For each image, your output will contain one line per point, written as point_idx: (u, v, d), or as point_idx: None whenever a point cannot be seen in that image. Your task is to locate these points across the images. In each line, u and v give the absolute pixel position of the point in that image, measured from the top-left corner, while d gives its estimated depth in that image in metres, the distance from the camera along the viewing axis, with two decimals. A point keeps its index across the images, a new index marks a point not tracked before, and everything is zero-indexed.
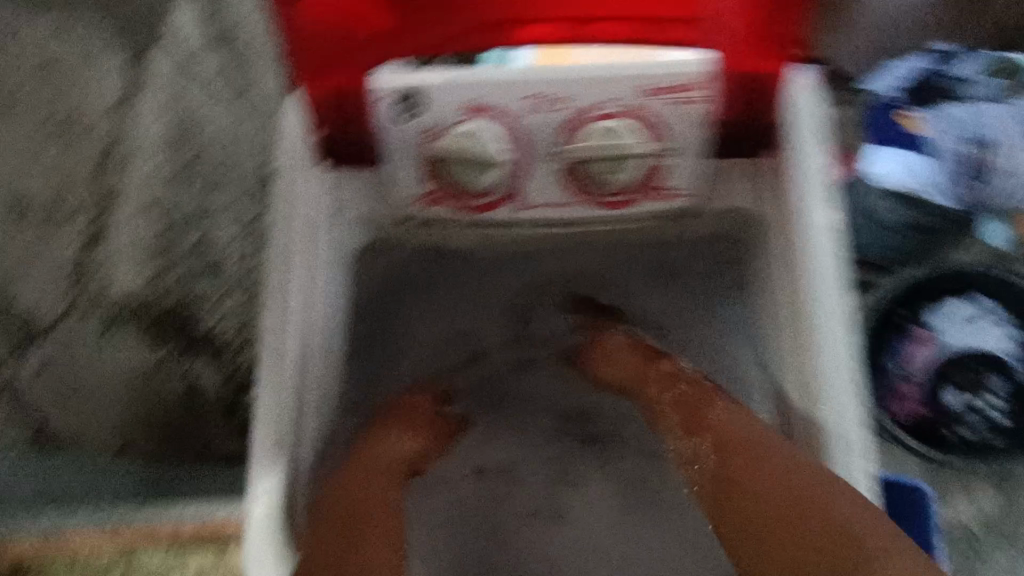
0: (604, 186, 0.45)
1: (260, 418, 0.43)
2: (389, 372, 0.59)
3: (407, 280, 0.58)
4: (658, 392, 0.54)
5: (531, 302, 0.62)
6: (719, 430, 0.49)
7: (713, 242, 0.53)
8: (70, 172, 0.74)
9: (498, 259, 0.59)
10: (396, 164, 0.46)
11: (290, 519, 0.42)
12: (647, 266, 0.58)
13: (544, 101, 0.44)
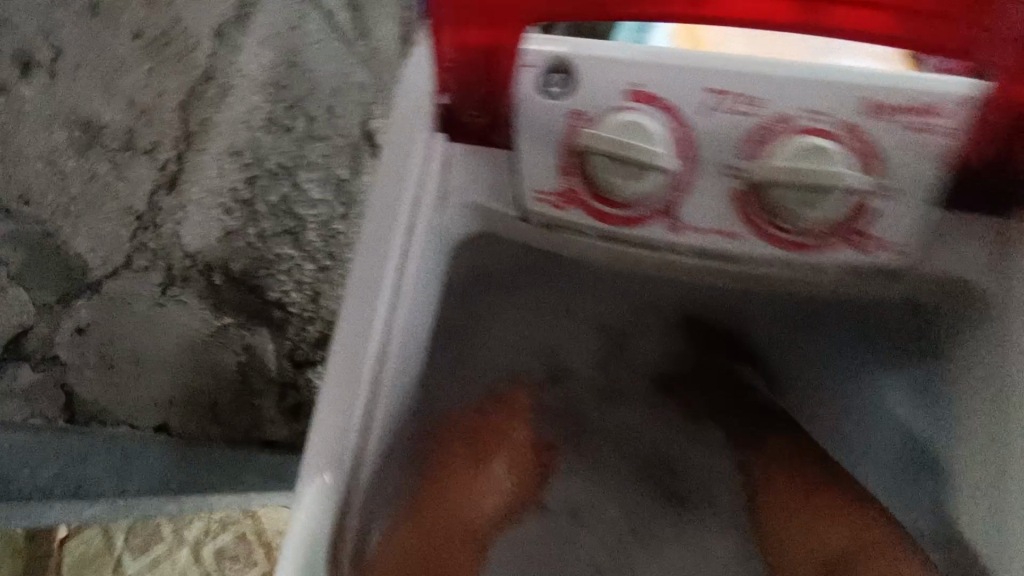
0: (791, 221, 0.36)
1: (324, 418, 0.35)
2: (458, 388, 0.47)
3: (497, 278, 0.47)
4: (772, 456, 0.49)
5: (628, 327, 0.52)
6: (811, 486, 0.46)
7: (877, 306, 0.42)
8: (150, 94, 0.63)
9: (621, 283, 0.48)
10: (532, 147, 0.38)
11: (332, 554, 0.33)
12: (797, 322, 0.48)
13: (733, 99, 0.35)
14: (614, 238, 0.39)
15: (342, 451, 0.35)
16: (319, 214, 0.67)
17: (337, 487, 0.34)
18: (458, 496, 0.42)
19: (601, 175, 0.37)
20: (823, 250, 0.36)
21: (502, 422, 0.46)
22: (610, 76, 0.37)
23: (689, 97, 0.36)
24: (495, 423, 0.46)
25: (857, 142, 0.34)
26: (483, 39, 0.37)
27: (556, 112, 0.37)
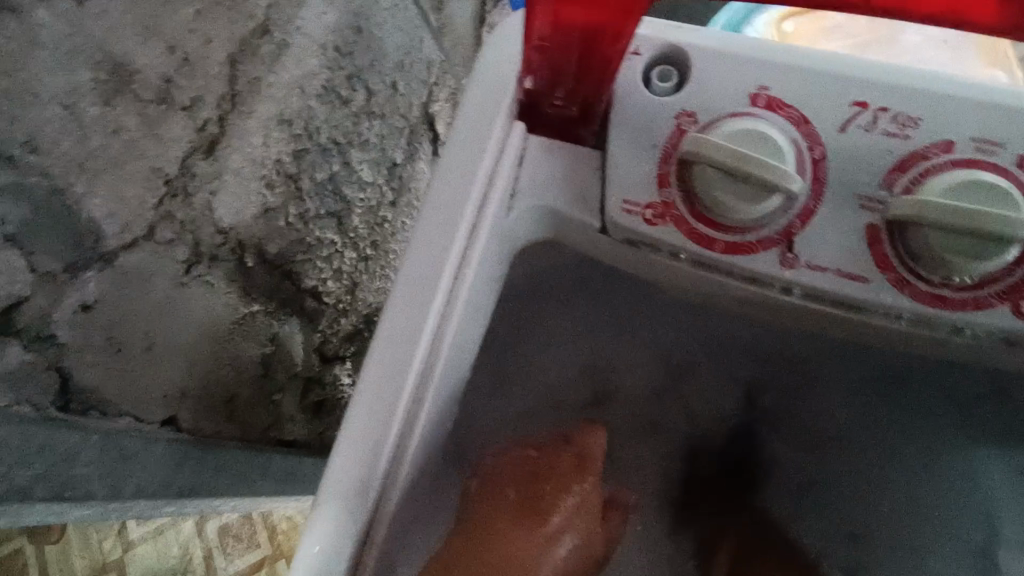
0: (940, 271, 0.29)
1: (352, 437, 0.30)
2: (489, 408, 0.40)
3: (552, 284, 0.39)
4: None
5: (697, 351, 0.40)
6: None
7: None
8: None
9: (744, 310, 0.36)
10: (625, 147, 0.33)
11: None
12: (932, 404, 0.37)
13: (882, 117, 0.30)
14: (705, 265, 0.33)
15: (369, 478, 0.30)
16: (368, 196, 0.50)
17: (353, 524, 0.29)
18: (502, 567, 0.32)
19: (706, 190, 0.30)
20: (973, 308, 0.30)
21: (569, 472, 0.36)
22: (729, 78, 0.31)
23: (828, 112, 0.30)
24: (558, 473, 0.35)
25: None
26: (585, 18, 0.31)
27: (663, 110, 0.32)
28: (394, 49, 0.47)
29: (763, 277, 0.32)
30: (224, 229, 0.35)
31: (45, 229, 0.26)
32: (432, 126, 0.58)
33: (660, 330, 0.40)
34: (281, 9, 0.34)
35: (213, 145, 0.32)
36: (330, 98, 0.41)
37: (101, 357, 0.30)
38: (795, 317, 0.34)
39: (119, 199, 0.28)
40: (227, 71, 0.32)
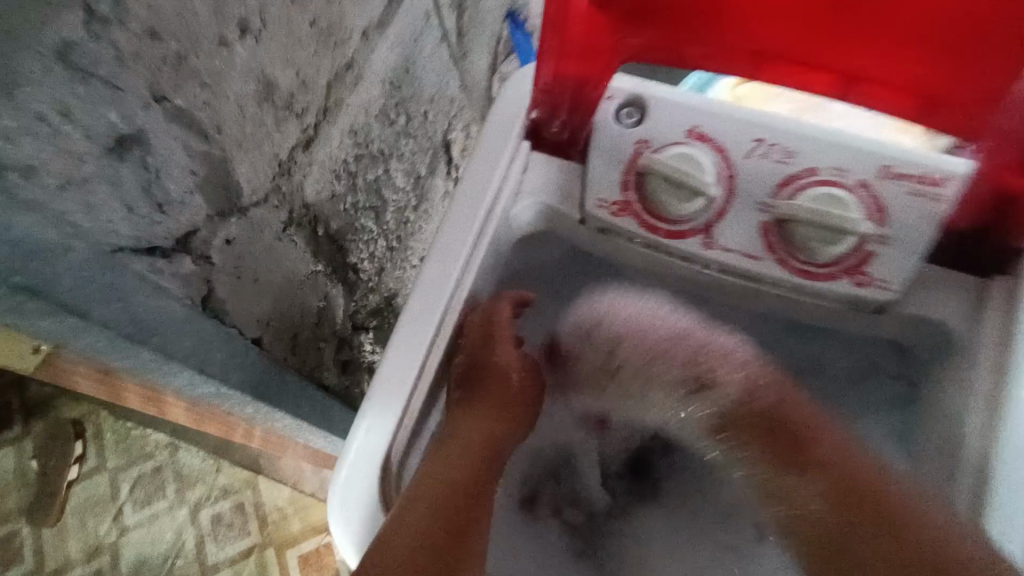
0: (809, 255, 0.43)
1: (392, 353, 0.43)
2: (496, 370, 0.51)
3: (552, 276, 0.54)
4: (796, 455, 0.45)
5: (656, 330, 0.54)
6: (842, 469, 0.43)
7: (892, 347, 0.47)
8: None
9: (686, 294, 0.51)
10: (601, 160, 0.46)
11: (382, 473, 0.41)
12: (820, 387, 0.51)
13: (774, 149, 0.44)
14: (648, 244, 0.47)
15: (405, 379, 0.42)
16: (398, 198, 0.63)
17: (389, 419, 0.41)
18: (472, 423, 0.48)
19: (665, 202, 0.45)
20: (829, 281, 0.44)
21: (478, 337, 0.47)
22: (674, 118, 0.45)
23: (738, 144, 0.44)
24: (474, 340, 0.47)
25: (873, 196, 0.42)
26: (577, 70, 0.45)
27: (628, 139, 0.45)
28: (428, 87, 0.61)
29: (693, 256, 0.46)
30: (308, 205, 0.47)
31: (213, 180, 0.37)
32: (448, 150, 0.71)
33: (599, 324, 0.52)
34: (362, 52, 0.47)
35: (309, 143, 0.45)
36: (382, 120, 0.54)
37: (229, 280, 0.40)
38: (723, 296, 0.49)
39: (253, 172, 0.40)
40: (325, 91, 0.45)
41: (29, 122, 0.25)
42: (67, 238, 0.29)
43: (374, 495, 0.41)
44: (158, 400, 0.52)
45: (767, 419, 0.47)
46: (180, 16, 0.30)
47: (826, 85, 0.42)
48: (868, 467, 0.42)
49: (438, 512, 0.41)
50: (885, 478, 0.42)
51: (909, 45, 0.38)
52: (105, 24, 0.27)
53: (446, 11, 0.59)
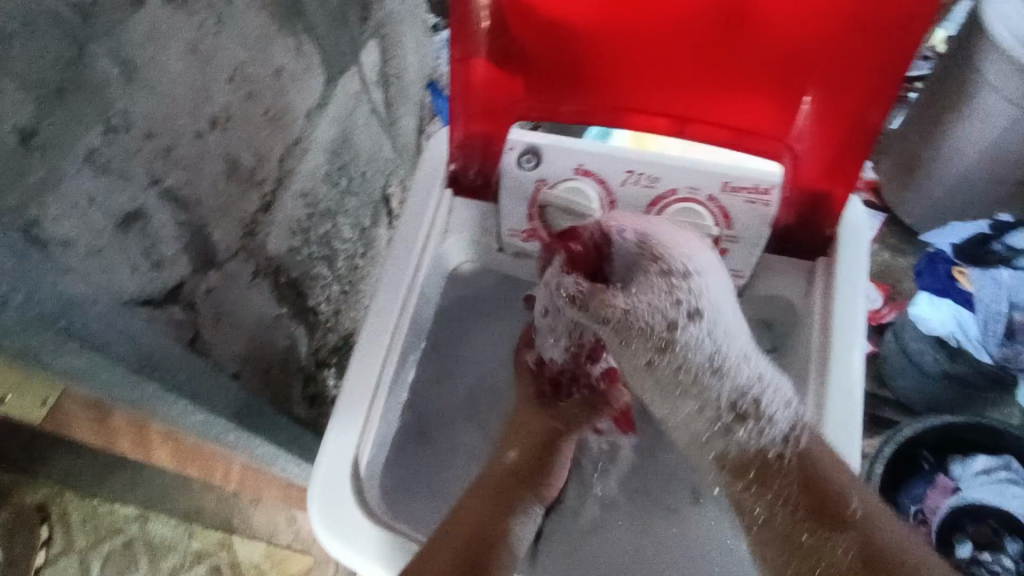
0: None
1: (355, 369, 0.52)
2: (446, 386, 0.60)
3: (481, 302, 0.63)
4: (857, 537, 0.48)
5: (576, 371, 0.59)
6: (866, 532, 0.48)
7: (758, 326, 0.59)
8: None
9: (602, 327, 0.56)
10: (509, 200, 0.58)
11: (356, 481, 0.50)
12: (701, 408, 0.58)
13: (642, 177, 0.55)
14: (640, 283, 0.50)
15: (368, 387, 0.52)
16: (347, 247, 0.73)
17: (355, 425, 0.51)
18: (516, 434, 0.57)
19: (683, 247, 0.50)
20: None
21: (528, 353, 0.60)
22: (562, 160, 0.56)
23: (614, 175, 0.56)
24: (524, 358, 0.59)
25: (718, 206, 0.55)
26: (482, 129, 0.57)
27: (528, 180, 0.57)
28: (365, 150, 0.71)
29: (695, 309, 0.48)
30: (270, 257, 0.57)
31: (196, 242, 0.46)
32: (388, 203, 0.81)
33: (622, 298, 0.49)
34: (307, 130, 0.58)
35: (268, 207, 0.55)
36: (327, 182, 0.64)
37: (211, 323, 0.49)
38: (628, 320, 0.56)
39: (226, 233, 0.49)
40: (279, 164, 0.54)
41: (68, 208, 0.35)
42: (92, 292, 0.38)
43: (356, 506, 0.49)
44: (148, 438, 0.58)
45: (839, 502, 0.48)
46: (167, 118, 0.40)
47: (668, 124, 0.56)
48: (872, 529, 0.48)
49: (474, 520, 0.50)
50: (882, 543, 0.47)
51: (720, 88, 0.53)
52: (116, 131, 0.37)
53: (374, 88, 0.70)
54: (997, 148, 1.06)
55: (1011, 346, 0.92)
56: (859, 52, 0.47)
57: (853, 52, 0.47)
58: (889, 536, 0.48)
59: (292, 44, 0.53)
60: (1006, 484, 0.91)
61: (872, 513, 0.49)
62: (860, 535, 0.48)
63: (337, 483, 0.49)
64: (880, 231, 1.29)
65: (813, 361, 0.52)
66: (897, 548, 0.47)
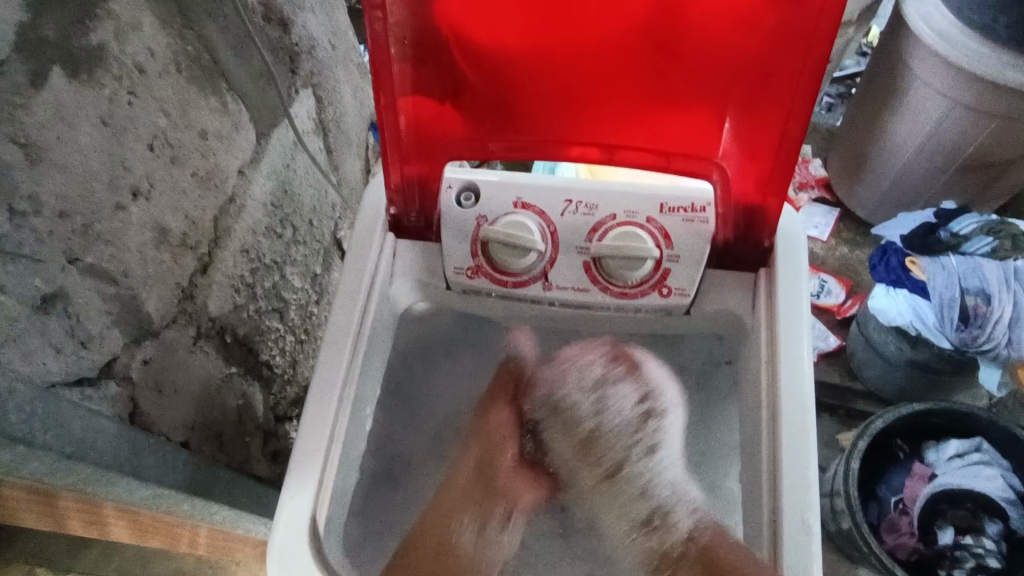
0: (623, 280, 0.56)
1: (305, 425, 0.50)
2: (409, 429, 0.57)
3: (436, 342, 0.61)
4: None
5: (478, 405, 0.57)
6: None
7: (714, 341, 0.59)
8: None
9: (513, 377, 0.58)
10: (452, 237, 0.57)
11: (315, 540, 0.46)
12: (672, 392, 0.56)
13: (579, 206, 0.56)
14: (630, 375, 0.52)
15: (322, 441, 0.50)
16: (299, 297, 0.71)
17: (311, 483, 0.48)
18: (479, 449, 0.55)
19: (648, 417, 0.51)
20: (643, 296, 0.56)
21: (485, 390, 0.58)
22: (499, 196, 0.57)
23: (553, 205, 0.56)
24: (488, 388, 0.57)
25: (657, 227, 0.55)
26: (418, 169, 0.58)
27: (468, 217, 0.57)
28: (309, 198, 0.71)
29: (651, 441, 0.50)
30: (212, 318, 0.56)
31: (127, 313, 0.45)
32: (340, 247, 0.80)
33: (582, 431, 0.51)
34: (240, 186, 0.57)
35: (205, 269, 0.54)
36: (270, 235, 0.63)
37: (149, 393, 0.48)
38: (597, 325, 0.59)
39: (160, 301, 0.48)
40: (212, 225, 0.54)
41: None
42: (11, 381, 0.37)
43: (312, 564, 0.45)
44: (100, 518, 0.55)
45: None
46: (82, 196, 0.40)
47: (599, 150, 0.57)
48: None
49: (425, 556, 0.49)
50: None
51: (645, 109, 0.54)
52: (25, 216, 0.36)
53: (312, 137, 0.69)
54: (933, 139, 1.10)
55: (968, 331, 0.93)
56: (769, 61, 0.48)
57: (765, 58, 0.48)
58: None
59: (216, 104, 0.53)
60: (978, 466, 0.91)
61: None
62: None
63: (289, 541, 0.46)
64: (837, 226, 1.31)
65: (765, 375, 0.52)
66: None
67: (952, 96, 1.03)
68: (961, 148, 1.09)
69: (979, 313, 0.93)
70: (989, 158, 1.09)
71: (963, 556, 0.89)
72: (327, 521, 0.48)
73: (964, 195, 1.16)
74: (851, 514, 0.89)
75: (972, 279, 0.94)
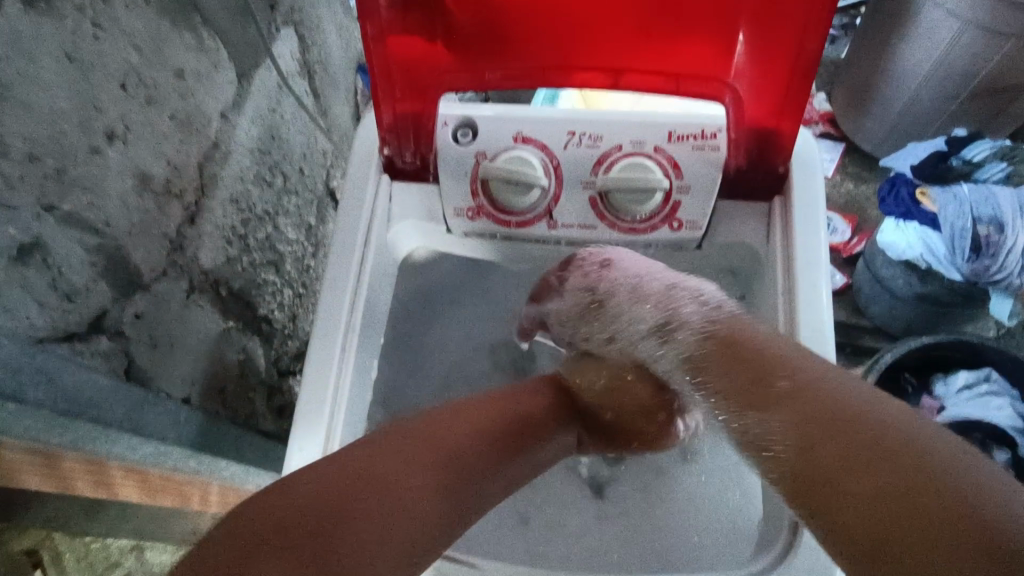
0: (632, 214, 0.53)
1: (309, 375, 0.48)
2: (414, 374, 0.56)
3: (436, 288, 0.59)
4: (823, 428, 0.37)
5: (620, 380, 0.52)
6: (815, 405, 0.38)
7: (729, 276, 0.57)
8: None
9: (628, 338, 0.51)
10: (450, 177, 0.55)
11: None
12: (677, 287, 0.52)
13: (583, 137, 0.53)
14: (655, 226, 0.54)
15: (325, 391, 0.48)
16: (295, 249, 0.69)
17: (317, 434, 0.47)
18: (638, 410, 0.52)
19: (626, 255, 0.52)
20: (652, 231, 0.54)
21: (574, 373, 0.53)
22: (499, 131, 0.54)
23: (555, 138, 0.53)
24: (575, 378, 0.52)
25: (666, 156, 0.52)
26: (410, 106, 0.55)
27: (467, 155, 0.54)
28: (298, 145, 0.67)
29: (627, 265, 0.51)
30: (206, 271, 0.54)
31: (114, 267, 0.43)
32: (334, 197, 0.77)
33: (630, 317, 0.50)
34: (225, 131, 0.54)
35: (193, 219, 0.51)
36: (260, 183, 0.60)
37: (144, 349, 0.47)
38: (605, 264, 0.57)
39: (148, 254, 0.46)
40: (198, 172, 0.51)
41: None
42: None
43: None
44: None
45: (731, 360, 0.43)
46: (52, 138, 0.37)
47: (601, 77, 0.53)
48: (842, 395, 0.38)
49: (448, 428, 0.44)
50: (836, 421, 0.37)
51: (647, 31, 0.50)
52: None
53: (297, 79, 0.66)
54: (944, 63, 1.05)
55: (979, 261, 0.90)
56: None
57: None
58: (830, 392, 0.39)
59: (191, 40, 0.49)
60: (987, 397, 0.90)
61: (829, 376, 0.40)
62: (796, 397, 0.39)
63: None
64: (842, 162, 1.28)
65: (783, 309, 0.50)
66: (856, 410, 0.37)
67: (965, 17, 0.98)
68: (974, 72, 1.04)
69: (993, 242, 0.90)
70: (1000, 83, 1.05)
71: None
72: None
73: (973, 124, 1.13)
74: None
75: (985, 207, 0.91)
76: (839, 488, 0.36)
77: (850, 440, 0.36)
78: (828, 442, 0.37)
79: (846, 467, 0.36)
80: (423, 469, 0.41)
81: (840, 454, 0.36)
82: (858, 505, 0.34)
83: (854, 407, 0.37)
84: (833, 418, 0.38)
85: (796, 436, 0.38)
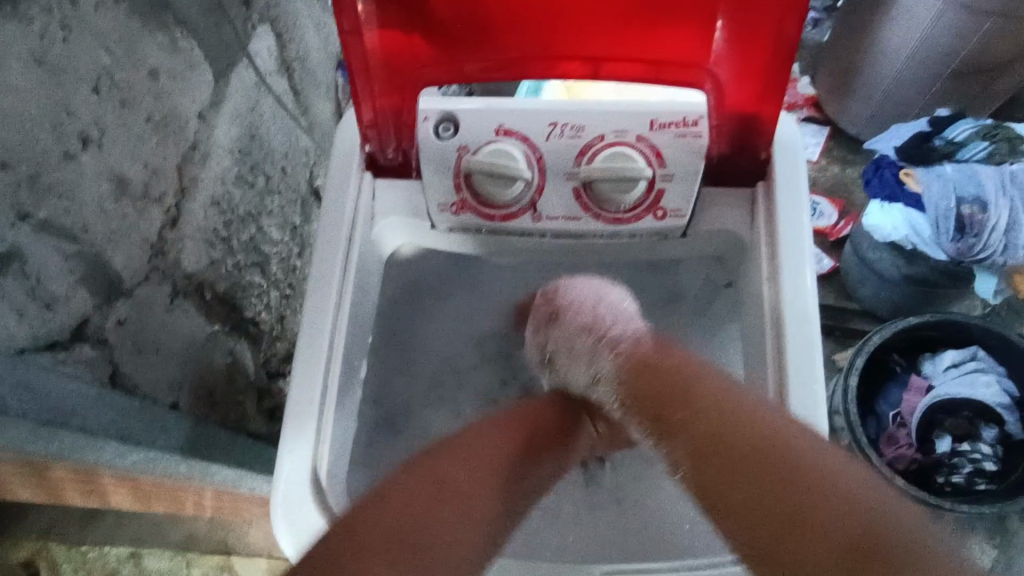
0: (616, 204, 0.53)
1: (296, 376, 0.48)
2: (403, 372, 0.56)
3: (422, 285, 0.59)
4: (719, 447, 0.39)
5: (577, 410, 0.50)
6: (713, 427, 0.40)
7: (715, 263, 0.57)
8: None
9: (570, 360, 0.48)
10: (433, 172, 0.54)
11: (317, 492, 0.45)
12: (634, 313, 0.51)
13: (566, 129, 0.53)
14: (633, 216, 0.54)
15: (312, 391, 0.47)
16: (280, 250, 0.68)
17: (307, 434, 0.46)
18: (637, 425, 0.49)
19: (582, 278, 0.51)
20: (637, 221, 0.54)
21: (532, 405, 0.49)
22: (481, 124, 0.53)
23: (537, 130, 0.53)
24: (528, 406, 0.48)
25: (649, 146, 0.52)
26: (391, 102, 0.54)
27: (449, 150, 0.54)
28: (278, 144, 0.67)
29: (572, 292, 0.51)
30: (189, 275, 0.53)
31: (94, 272, 0.43)
32: (318, 196, 0.77)
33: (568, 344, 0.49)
34: (203, 132, 0.53)
35: (174, 223, 0.51)
36: (241, 184, 0.60)
37: (129, 355, 0.47)
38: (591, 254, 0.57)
39: (129, 258, 0.46)
40: (177, 175, 0.50)
41: None
42: None
43: (319, 516, 0.44)
44: (98, 487, 0.53)
45: (633, 381, 0.44)
46: (24, 144, 0.37)
47: (582, 67, 0.53)
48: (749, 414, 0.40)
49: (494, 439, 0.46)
50: (740, 443, 0.39)
51: (627, 19, 0.50)
52: None
53: (276, 78, 0.65)
54: (925, 44, 1.05)
55: (963, 240, 0.92)
56: None
57: None
58: (731, 413, 0.40)
59: (164, 40, 0.48)
60: (974, 375, 0.91)
61: (735, 393, 0.42)
62: (691, 419, 0.41)
63: (287, 497, 0.45)
64: (827, 146, 1.28)
65: (768, 293, 0.50)
66: (761, 433, 0.39)
67: None
68: (955, 51, 1.05)
69: (975, 220, 0.91)
70: (981, 62, 1.06)
71: (961, 462, 0.90)
72: (328, 472, 0.47)
73: (955, 104, 1.14)
74: (850, 430, 0.89)
75: (968, 186, 0.92)
76: (738, 507, 0.38)
77: (750, 461, 0.38)
78: (726, 462, 0.39)
79: (745, 486, 0.38)
80: (482, 480, 0.44)
81: (729, 471, 0.39)
82: (753, 525, 0.37)
83: (762, 427, 0.40)
84: (729, 440, 0.39)
85: (695, 459, 0.40)
